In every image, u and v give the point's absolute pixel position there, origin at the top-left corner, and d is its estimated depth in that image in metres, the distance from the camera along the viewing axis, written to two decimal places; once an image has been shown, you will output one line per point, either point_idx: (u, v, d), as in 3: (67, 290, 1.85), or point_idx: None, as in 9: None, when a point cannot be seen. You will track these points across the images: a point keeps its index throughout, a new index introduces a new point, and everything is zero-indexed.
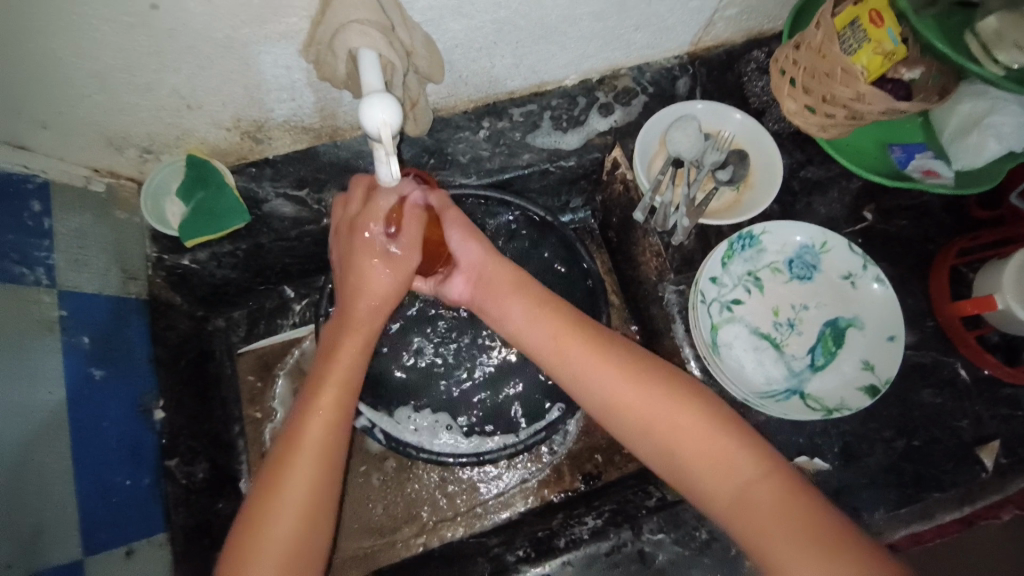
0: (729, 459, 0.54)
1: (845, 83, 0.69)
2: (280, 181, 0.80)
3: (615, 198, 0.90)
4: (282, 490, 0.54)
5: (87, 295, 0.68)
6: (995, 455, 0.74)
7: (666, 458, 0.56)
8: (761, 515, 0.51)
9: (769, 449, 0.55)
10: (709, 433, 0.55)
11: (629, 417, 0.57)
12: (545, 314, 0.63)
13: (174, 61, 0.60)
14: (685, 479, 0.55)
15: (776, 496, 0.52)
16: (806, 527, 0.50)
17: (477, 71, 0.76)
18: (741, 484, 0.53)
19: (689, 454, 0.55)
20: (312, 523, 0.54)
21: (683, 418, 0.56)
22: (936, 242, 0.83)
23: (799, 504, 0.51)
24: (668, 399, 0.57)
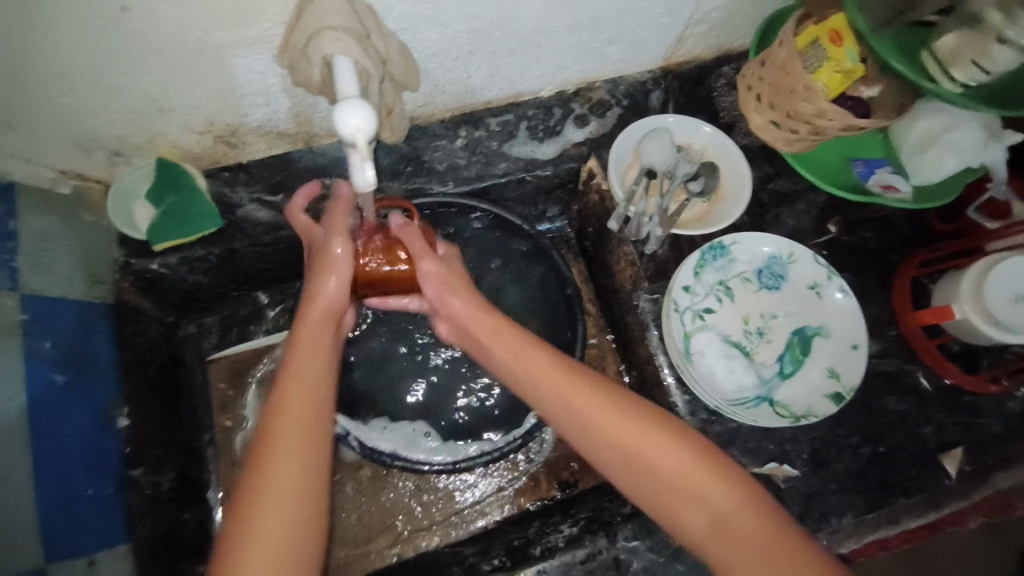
0: (705, 490, 0.54)
1: (807, 99, 0.71)
2: (255, 186, 0.79)
3: (591, 207, 0.92)
4: (266, 483, 0.52)
5: (51, 299, 0.67)
6: (958, 461, 0.76)
7: (645, 491, 0.56)
8: (738, 544, 0.51)
9: (744, 476, 0.55)
10: (685, 462, 0.55)
11: (604, 448, 0.57)
12: (518, 347, 0.64)
13: (145, 63, 0.60)
14: (663, 511, 0.55)
15: (754, 523, 0.52)
16: (783, 554, 0.50)
17: (454, 81, 0.77)
18: (717, 513, 0.53)
19: (669, 482, 0.55)
20: (301, 512, 0.52)
21: (659, 447, 0.56)
22: (900, 254, 0.86)
23: (775, 528, 0.52)
24: (642, 427, 0.57)
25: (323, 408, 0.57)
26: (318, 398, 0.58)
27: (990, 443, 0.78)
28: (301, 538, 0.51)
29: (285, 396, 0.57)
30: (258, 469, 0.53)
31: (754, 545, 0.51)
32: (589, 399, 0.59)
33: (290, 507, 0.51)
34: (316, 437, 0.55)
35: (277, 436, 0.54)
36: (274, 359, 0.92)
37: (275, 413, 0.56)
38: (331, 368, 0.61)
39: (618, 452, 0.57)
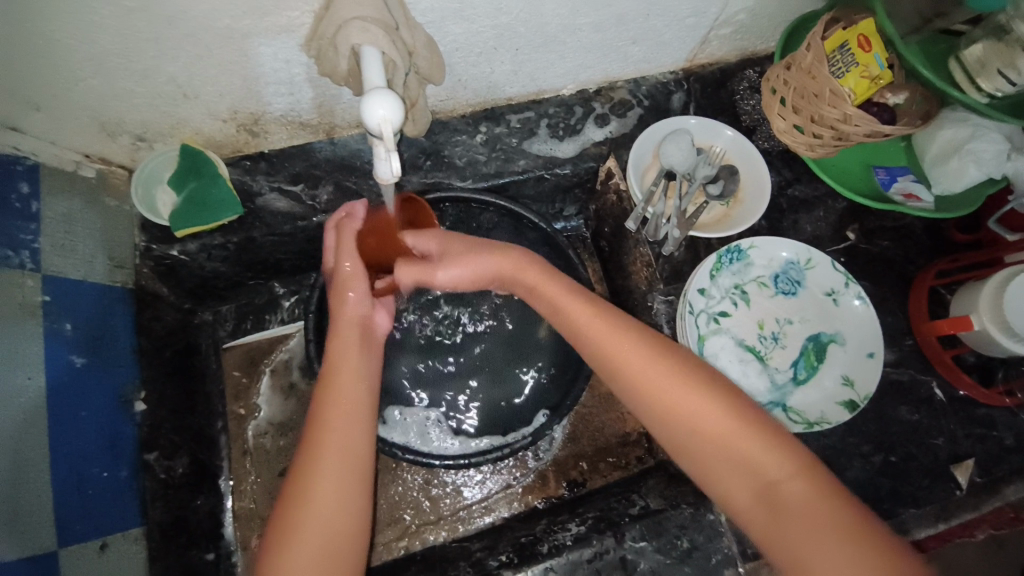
0: (757, 457, 0.53)
1: (832, 104, 0.71)
2: (275, 175, 0.79)
3: (609, 207, 0.92)
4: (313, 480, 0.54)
5: (71, 280, 0.67)
6: (969, 472, 0.76)
7: (695, 455, 0.56)
8: (789, 511, 0.50)
9: (799, 446, 0.54)
10: (739, 429, 0.54)
11: (655, 409, 0.57)
12: (570, 307, 0.64)
13: (173, 48, 0.60)
14: (713, 476, 0.55)
15: (808, 491, 0.51)
16: (838, 523, 0.49)
17: (477, 76, 0.77)
18: (769, 479, 0.52)
19: (718, 448, 0.54)
20: (342, 511, 0.54)
21: (711, 412, 0.55)
22: (917, 263, 0.85)
23: (831, 497, 0.51)
24: (697, 390, 0.57)
25: (364, 414, 0.58)
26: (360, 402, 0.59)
27: (1003, 455, 0.77)
28: (343, 533, 0.53)
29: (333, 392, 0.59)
30: (306, 466, 0.55)
31: (809, 513, 0.50)
32: (644, 358, 0.59)
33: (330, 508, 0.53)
34: (355, 440, 0.57)
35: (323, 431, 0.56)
36: (288, 349, 0.93)
37: (322, 410, 0.58)
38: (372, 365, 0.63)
39: (667, 422, 0.57)
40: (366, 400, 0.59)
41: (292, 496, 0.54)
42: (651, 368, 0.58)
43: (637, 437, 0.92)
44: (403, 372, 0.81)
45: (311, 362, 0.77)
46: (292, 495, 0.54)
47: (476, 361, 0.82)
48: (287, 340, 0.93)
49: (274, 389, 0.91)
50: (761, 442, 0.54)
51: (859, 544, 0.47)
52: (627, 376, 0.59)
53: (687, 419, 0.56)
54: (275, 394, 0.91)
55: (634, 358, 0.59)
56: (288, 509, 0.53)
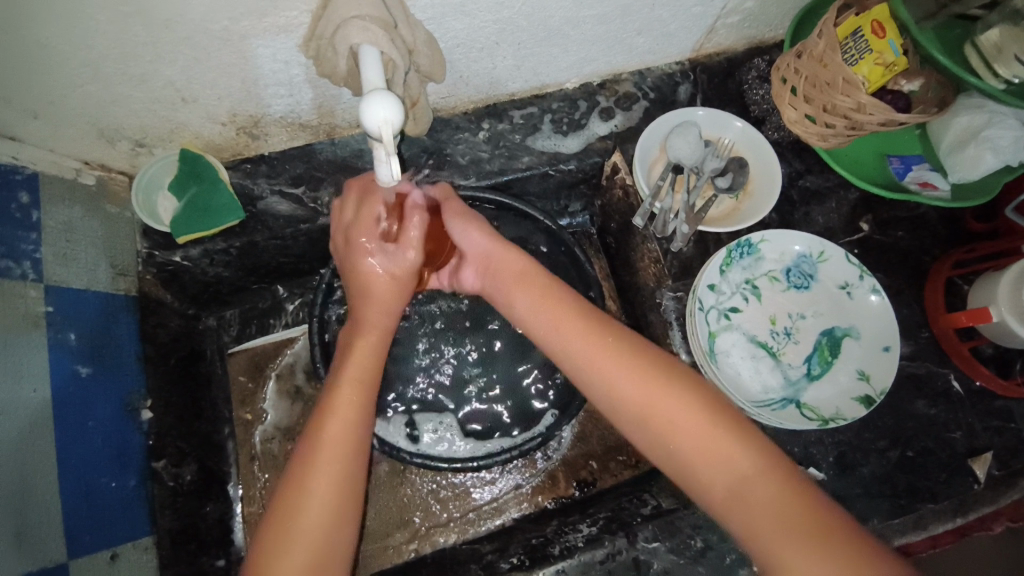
0: (728, 458, 0.53)
1: (846, 93, 0.69)
2: (276, 179, 0.78)
3: (614, 203, 0.90)
4: (314, 474, 0.54)
5: (74, 290, 0.67)
6: (987, 466, 0.74)
7: (669, 455, 0.55)
8: (761, 511, 0.51)
9: (771, 445, 0.54)
10: (714, 430, 0.54)
11: (630, 415, 0.56)
12: (546, 305, 0.63)
13: (170, 52, 0.59)
14: (686, 475, 0.55)
15: (777, 492, 0.51)
16: (807, 523, 0.49)
17: (479, 72, 0.76)
18: (741, 480, 0.52)
19: (692, 449, 0.54)
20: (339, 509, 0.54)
21: (684, 414, 0.54)
22: (932, 254, 0.83)
23: (801, 498, 0.51)
24: (673, 391, 0.55)
25: (368, 407, 0.59)
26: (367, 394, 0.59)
27: (1021, 448, 0.75)
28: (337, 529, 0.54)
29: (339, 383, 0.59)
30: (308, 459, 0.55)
31: (780, 513, 0.50)
32: (620, 360, 0.58)
33: (328, 507, 0.53)
34: (356, 434, 0.57)
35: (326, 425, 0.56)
36: (293, 353, 0.92)
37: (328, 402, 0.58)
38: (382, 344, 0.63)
39: (642, 427, 0.56)
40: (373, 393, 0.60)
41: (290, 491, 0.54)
42: (625, 368, 0.57)
43: None
44: (408, 375, 0.80)
45: (317, 367, 0.77)
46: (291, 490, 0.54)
47: (486, 361, 0.81)
48: (292, 343, 0.92)
49: (279, 394, 0.90)
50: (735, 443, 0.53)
51: (828, 545, 0.47)
52: (602, 378, 0.58)
53: (661, 422, 0.55)
54: (281, 399, 0.90)
55: (606, 360, 0.58)
56: (285, 508, 0.53)
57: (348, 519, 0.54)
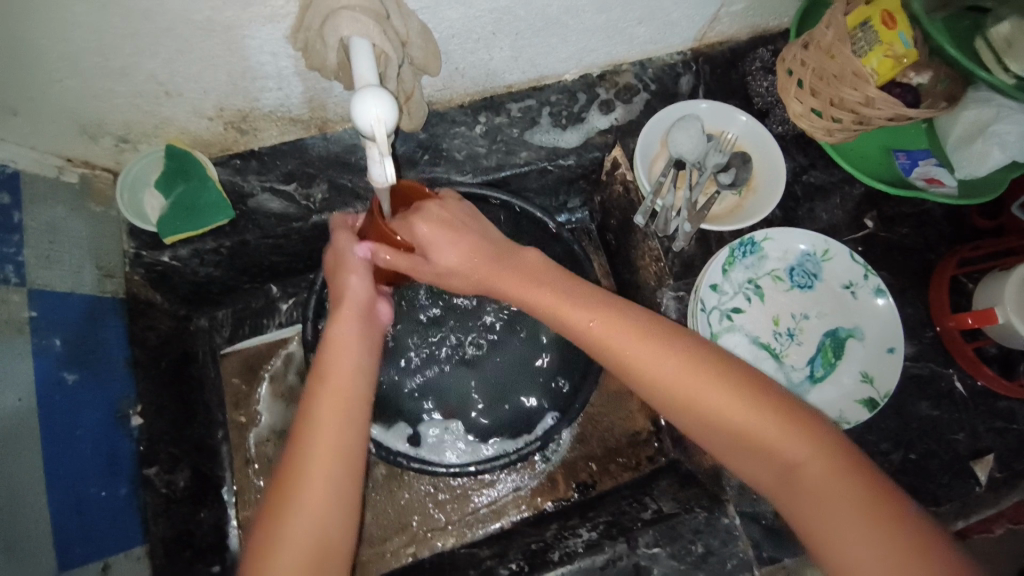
0: (775, 444, 0.51)
1: (854, 86, 0.67)
2: (266, 175, 0.76)
3: (615, 199, 0.88)
4: (298, 499, 0.50)
5: (59, 294, 0.64)
6: (989, 468, 0.74)
7: (714, 442, 0.53)
8: (816, 498, 0.49)
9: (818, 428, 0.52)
10: (760, 415, 0.52)
11: (672, 400, 0.54)
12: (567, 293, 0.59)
13: (150, 44, 0.56)
14: (730, 462, 0.53)
15: (829, 476, 0.49)
16: (864, 504, 0.48)
17: (475, 63, 0.73)
18: (790, 464, 0.50)
19: (736, 437, 0.52)
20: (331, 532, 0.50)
21: (729, 402, 0.52)
22: (937, 251, 0.82)
23: (856, 478, 0.49)
24: (708, 379, 0.53)
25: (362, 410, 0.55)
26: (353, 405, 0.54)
27: None
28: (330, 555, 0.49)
29: (316, 397, 0.54)
30: (290, 485, 0.50)
31: (831, 497, 0.48)
32: (652, 350, 0.55)
33: (318, 533, 0.49)
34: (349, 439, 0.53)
35: (308, 444, 0.52)
36: (287, 353, 0.91)
37: (305, 423, 0.53)
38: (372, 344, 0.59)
39: (683, 413, 0.54)
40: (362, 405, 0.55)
41: (272, 520, 0.50)
42: (661, 352, 0.55)
43: (647, 436, 0.90)
44: (404, 376, 0.79)
45: None
46: (272, 520, 0.50)
47: (488, 365, 0.81)
48: (286, 344, 0.91)
49: (273, 398, 0.89)
50: (782, 426, 0.51)
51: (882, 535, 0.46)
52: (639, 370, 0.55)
53: (704, 410, 0.53)
54: (275, 403, 0.89)
55: (641, 346, 0.55)
56: (265, 539, 0.49)
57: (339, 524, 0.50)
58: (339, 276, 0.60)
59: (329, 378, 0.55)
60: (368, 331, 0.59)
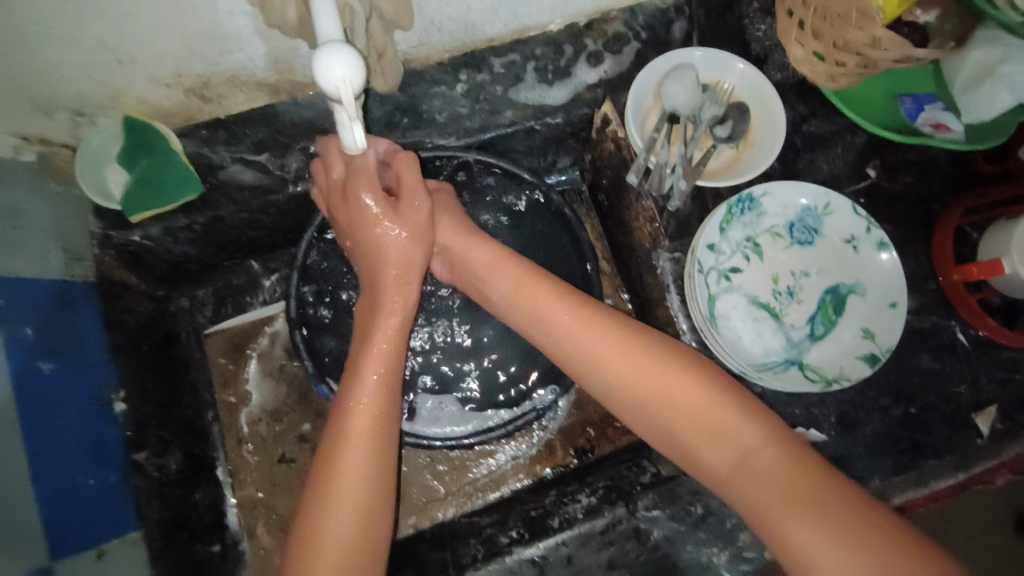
0: (727, 427, 0.51)
1: (860, 26, 0.62)
2: (236, 145, 0.71)
3: (606, 157, 0.83)
4: (342, 475, 0.53)
5: (26, 281, 0.61)
6: (991, 420, 0.73)
7: (670, 433, 0.53)
8: (762, 480, 0.48)
9: (765, 411, 0.52)
10: (711, 399, 0.52)
11: (625, 391, 0.55)
12: (524, 283, 0.61)
13: (95, 5, 0.52)
14: (682, 452, 0.53)
15: (775, 460, 0.49)
16: (805, 491, 0.47)
17: (452, 15, 0.68)
18: (737, 449, 0.50)
19: (683, 424, 0.52)
20: (373, 507, 0.54)
21: (678, 387, 0.53)
22: (941, 200, 0.78)
23: (800, 465, 0.48)
24: (661, 364, 0.54)
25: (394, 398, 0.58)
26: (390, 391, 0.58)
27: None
28: (371, 524, 0.54)
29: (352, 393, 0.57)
30: (334, 464, 0.54)
31: (779, 483, 0.48)
32: (600, 333, 0.57)
33: (361, 510, 0.53)
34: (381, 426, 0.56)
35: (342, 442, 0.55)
36: (272, 331, 0.88)
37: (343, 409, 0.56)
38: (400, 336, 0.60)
39: (635, 404, 0.55)
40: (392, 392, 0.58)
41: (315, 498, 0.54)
42: (610, 343, 0.56)
43: None
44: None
45: (297, 350, 0.73)
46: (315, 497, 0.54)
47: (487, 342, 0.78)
48: (272, 321, 0.88)
49: (263, 374, 0.87)
50: (736, 411, 0.51)
51: (834, 518, 0.45)
52: (590, 362, 0.56)
53: (655, 399, 0.53)
54: (265, 380, 0.87)
55: (589, 336, 0.57)
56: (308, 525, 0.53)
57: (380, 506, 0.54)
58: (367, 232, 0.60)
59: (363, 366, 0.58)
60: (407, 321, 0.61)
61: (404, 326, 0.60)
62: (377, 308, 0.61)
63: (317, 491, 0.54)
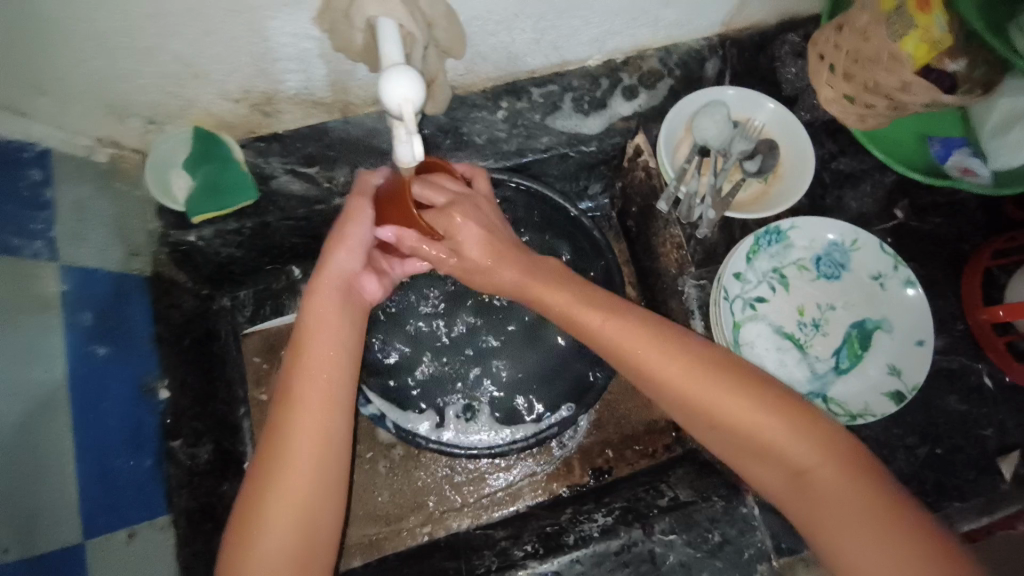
0: (784, 447, 0.52)
1: (890, 70, 0.65)
2: (288, 157, 0.76)
3: (636, 185, 0.87)
4: (283, 477, 0.50)
5: (87, 270, 0.66)
6: (1016, 464, 0.71)
7: (718, 442, 0.55)
8: (818, 498, 0.50)
9: (826, 429, 0.52)
10: (758, 417, 0.52)
11: (679, 401, 0.55)
12: (576, 294, 0.61)
13: (177, 25, 0.57)
14: (739, 461, 0.54)
15: (835, 478, 0.50)
16: (861, 511, 0.48)
17: (497, 46, 0.72)
18: (798, 468, 0.51)
19: (742, 437, 0.53)
20: (317, 508, 0.51)
21: (731, 402, 0.53)
22: (970, 242, 0.79)
23: (859, 478, 0.50)
24: (702, 377, 0.54)
25: (333, 394, 0.54)
26: (338, 392, 0.54)
27: None
28: (318, 528, 0.51)
29: (295, 385, 0.53)
30: (274, 464, 0.51)
31: (835, 501, 0.50)
32: (638, 346, 0.57)
33: (298, 512, 0.50)
34: (323, 426, 0.52)
35: (286, 443, 0.51)
36: None
37: (280, 415, 0.52)
38: (347, 336, 0.56)
39: (687, 413, 0.55)
40: (335, 391, 0.54)
41: (245, 521, 0.50)
42: (665, 358, 0.55)
43: (664, 425, 0.90)
44: (404, 352, 0.79)
45: None
46: (246, 521, 0.50)
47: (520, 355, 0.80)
48: None
49: None
50: (786, 433, 0.52)
51: (895, 536, 0.47)
52: (640, 374, 0.57)
53: (708, 412, 0.54)
54: None
55: (642, 346, 0.56)
56: (250, 529, 0.49)
57: (328, 507, 0.52)
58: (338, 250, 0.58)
59: (311, 369, 0.54)
60: (354, 318, 0.58)
61: (346, 320, 0.57)
62: (315, 297, 0.56)
63: (253, 500, 0.50)
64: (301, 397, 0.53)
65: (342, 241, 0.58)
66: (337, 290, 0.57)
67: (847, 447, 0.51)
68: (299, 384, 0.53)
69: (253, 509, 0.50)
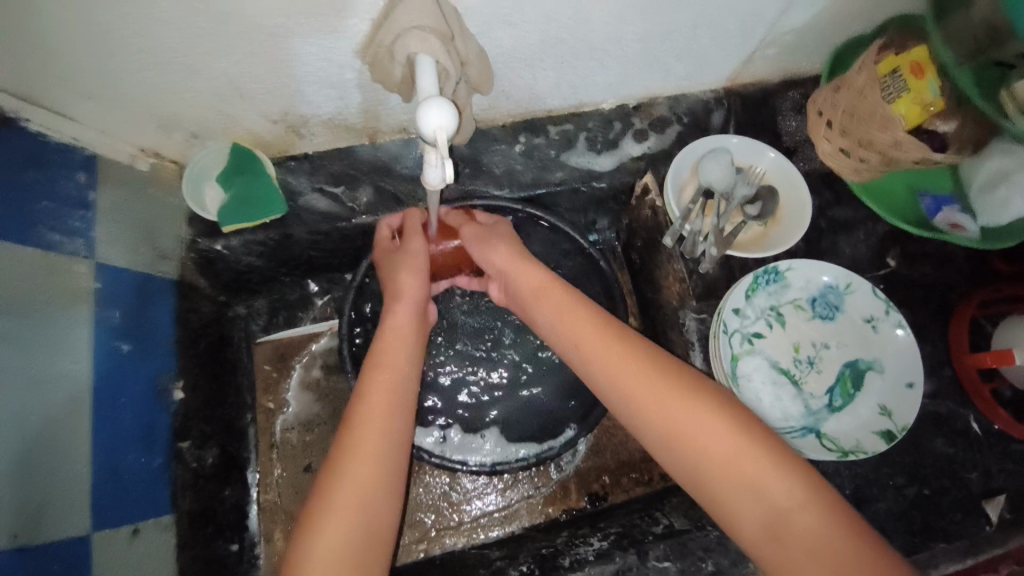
0: (766, 484, 0.52)
1: (882, 128, 0.70)
2: (317, 176, 0.81)
3: (642, 221, 0.91)
4: (353, 466, 0.53)
5: (119, 268, 0.69)
6: (1001, 508, 0.73)
7: (701, 478, 0.54)
8: (800, 543, 0.49)
9: (808, 471, 0.53)
10: (743, 449, 0.53)
11: (667, 431, 0.55)
12: (575, 318, 0.64)
13: (229, 47, 0.61)
14: (720, 501, 0.53)
15: (816, 522, 0.50)
16: (842, 556, 0.48)
17: (520, 86, 0.78)
18: (780, 509, 0.51)
19: (724, 472, 0.53)
20: (381, 499, 0.53)
21: (718, 434, 0.54)
22: (956, 292, 0.83)
23: (839, 524, 0.50)
24: (690, 404, 0.55)
25: (404, 394, 0.59)
26: (401, 391, 0.59)
27: None
28: (381, 521, 0.53)
29: (367, 382, 0.58)
30: (349, 453, 0.54)
31: (817, 545, 0.49)
32: (630, 369, 0.59)
33: (366, 501, 0.53)
34: (392, 422, 0.57)
35: (358, 434, 0.55)
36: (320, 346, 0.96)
37: (354, 409, 0.57)
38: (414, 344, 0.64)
39: (671, 447, 0.55)
40: (405, 391, 0.59)
41: (313, 510, 0.52)
42: (657, 384, 0.57)
43: None
44: None
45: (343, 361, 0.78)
46: (314, 509, 0.52)
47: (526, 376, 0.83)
48: (319, 338, 0.96)
49: (305, 380, 0.94)
50: (771, 466, 0.52)
51: None
52: (629, 403, 0.58)
53: (694, 444, 0.54)
54: (307, 385, 0.94)
55: (636, 372, 0.58)
56: (316, 516, 0.52)
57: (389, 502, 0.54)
58: (400, 275, 0.67)
59: (379, 368, 0.60)
60: (417, 330, 0.65)
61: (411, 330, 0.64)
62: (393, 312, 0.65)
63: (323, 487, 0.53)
64: (373, 395, 0.58)
65: (410, 262, 0.67)
66: (410, 306, 0.66)
67: (829, 492, 0.52)
68: (371, 381, 0.59)
69: (320, 497, 0.53)
